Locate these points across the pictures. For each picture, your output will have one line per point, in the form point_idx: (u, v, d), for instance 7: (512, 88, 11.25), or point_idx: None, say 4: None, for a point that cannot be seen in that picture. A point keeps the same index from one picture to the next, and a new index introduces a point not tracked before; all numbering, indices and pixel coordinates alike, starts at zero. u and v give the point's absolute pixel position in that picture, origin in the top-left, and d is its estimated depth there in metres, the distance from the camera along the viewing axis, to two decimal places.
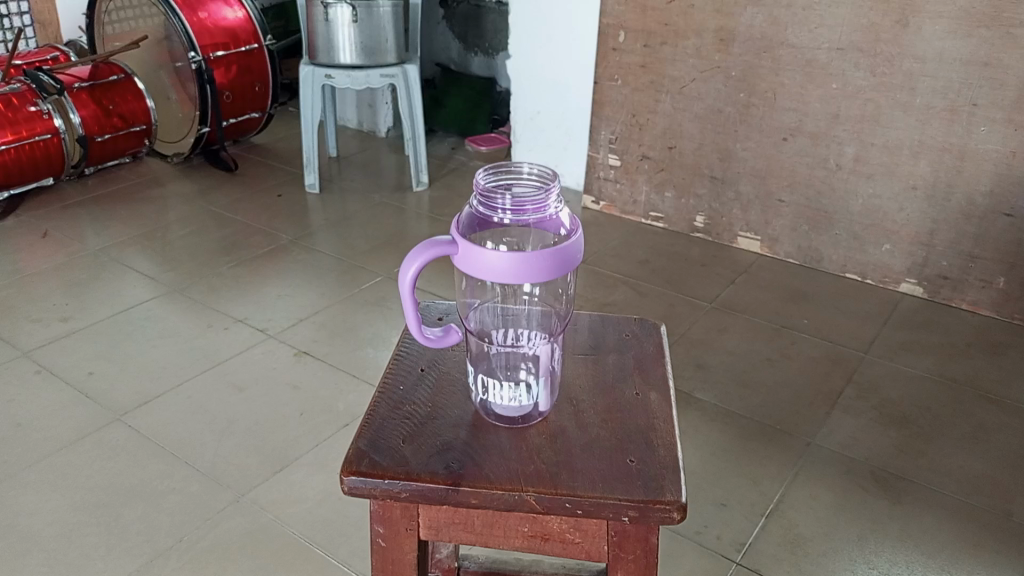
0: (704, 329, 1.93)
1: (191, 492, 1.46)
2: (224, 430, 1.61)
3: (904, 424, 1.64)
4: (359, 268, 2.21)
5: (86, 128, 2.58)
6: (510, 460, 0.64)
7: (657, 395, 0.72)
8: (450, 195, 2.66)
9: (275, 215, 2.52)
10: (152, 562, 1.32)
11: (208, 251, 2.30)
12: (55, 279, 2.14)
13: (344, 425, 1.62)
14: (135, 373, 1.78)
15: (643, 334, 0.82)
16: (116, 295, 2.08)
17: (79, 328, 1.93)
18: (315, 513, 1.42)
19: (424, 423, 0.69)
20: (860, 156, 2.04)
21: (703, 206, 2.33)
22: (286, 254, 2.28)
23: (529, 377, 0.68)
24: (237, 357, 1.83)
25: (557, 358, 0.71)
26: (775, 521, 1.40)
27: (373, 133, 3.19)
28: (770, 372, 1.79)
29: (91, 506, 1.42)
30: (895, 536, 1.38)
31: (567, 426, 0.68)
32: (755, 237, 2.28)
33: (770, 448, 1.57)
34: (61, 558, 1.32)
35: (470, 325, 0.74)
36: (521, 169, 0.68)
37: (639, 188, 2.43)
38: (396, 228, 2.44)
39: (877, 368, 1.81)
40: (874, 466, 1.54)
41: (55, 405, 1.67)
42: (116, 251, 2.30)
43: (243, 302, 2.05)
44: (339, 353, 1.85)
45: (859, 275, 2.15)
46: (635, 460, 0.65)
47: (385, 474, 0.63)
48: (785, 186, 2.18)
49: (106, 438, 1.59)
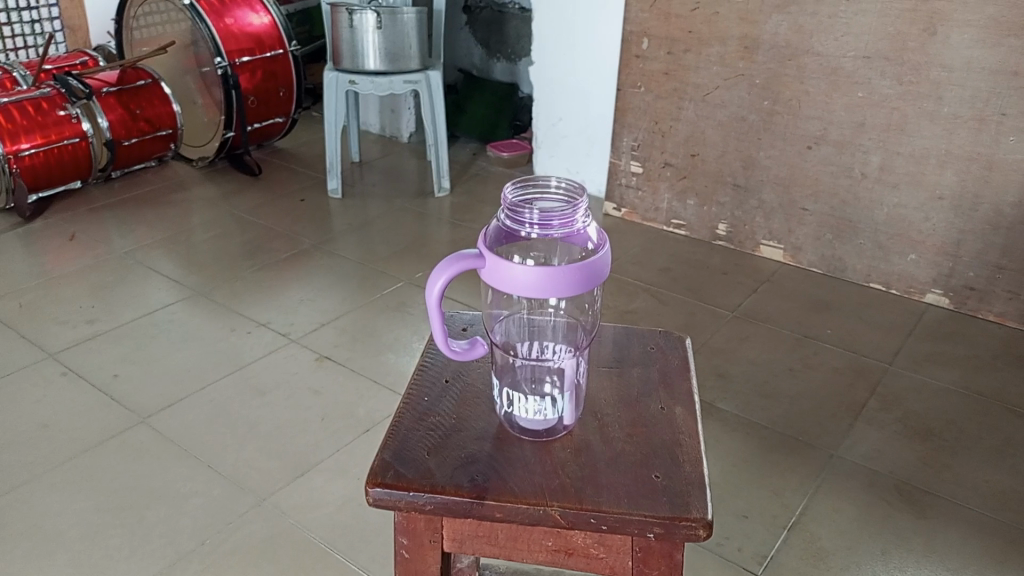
0: (725, 338, 1.92)
1: (214, 495, 1.47)
2: (246, 433, 1.62)
3: (929, 438, 1.62)
4: (380, 272, 2.22)
5: (113, 132, 2.61)
6: (535, 474, 0.64)
7: (683, 409, 0.72)
8: (471, 200, 2.67)
9: (298, 219, 2.54)
10: (174, 564, 1.33)
11: (232, 255, 2.32)
12: (82, 281, 2.17)
13: (365, 431, 1.63)
14: (159, 376, 1.79)
15: (667, 346, 0.82)
16: (141, 298, 2.10)
17: (105, 331, 1.95)
18: (335, 518, 1.42)
19: (448, 436, 0.69)
20: (886, 165, 2.02)
21: (726, 214, 2.32)
22: (309, 259, 2.30)
23: (554, 390, 0.68)
24: (259, 361, 1.84)
25: (582, 371, 0.71)
26: (797, 534, 1.39)
27: (395, 138, 3.21)
28: (792, 383, 1.77)
29: (115, 508, 1.44)
30: (920, 551, 1.37)
31: (591, 440, 0.68)
32: (778, 246, 2.27)
33: (793, 460, 1.56)
34: (85, 560, 1.33)
35: (496, 337, 0.74)
36: (549, 184, 0.68)
37: (661, 195, 2.43)
38: (418, 233, 2.44)
39: (902, 380, 1.79)
40: (898, 480, 1.52)
41: (80, 406, 1.69)
42: (142, 254, 2.33)
43: (266, 306, 2.06)
44: (361, 358, 1.86)
45: (883, 284, 2.14)
46: (660, 475, 0.64)
47: (411, 486, 0.63)
48: (809, 194, 2.16)
49: (131, 440, 1.60)
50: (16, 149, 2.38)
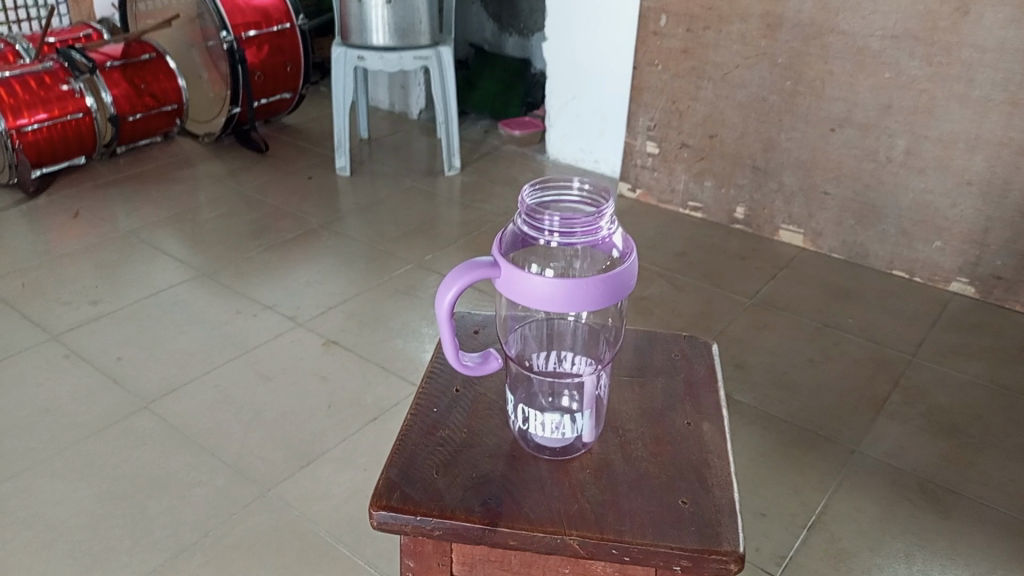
0: (743, 327, 1.87)
1: (217, 485, 1.44)
2: (251, 421, 1.58)
3: (954, 434, 1.57)
4: (389, 254, 2.17)
5: (118, 107, 2.56)
6: (551, 499, 0.60)
7: (711, 425, 0.67)
8: (482, 180, 2.61)
9: (305, 198, 2.49)
10: (176, 558, 1.30)
11: (238, 235, 2.28)
12: (86, 261, 2.13)
13: (371, 421, 1.58)
14: (163, 359, 1.76)
15: (693, 354, 0.77)
16: (146, 278, 2.06)
17: (108, 312, 1.92)
18: (342, 511, 1.39)
19: (458, 452, 0.64)
20: (912, 149, 1.95)
21: (744, 197, 2.26)
22: (316, 239, 2.25)
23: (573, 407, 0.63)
24: (265, 346, 1.80)
25: (604, 385, 0.66)
26: (816, 533, 1.35)
27: (404, 114, 3.14)
28: (811, 375, 1.72)
29: (118, 497, 1.41)
30: (944, 553, 1.32)
31: (612, 459, 0.64)
32: (797, 231, 2.21)
33: (812, 455, 1.51)
34: (87, 550, 1.31)
35: (511, 351, 0.68)
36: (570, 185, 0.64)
37: (677, 176, 2.36)
38: (427, 214, 2.39)
39: (925, 372, 1.74)
40: (921, 478, 1.47)
41: (82, 391, 1.66)
42: (147, 232, 2.29)
43: (272, 289, 2.02)
44: (368, 343, 1.81)
45: (906, 272, 2.07)
46: (687, 501, 0.60)
47: (418, 509, 0.59)
48: (831, 177, 2.10)
49: (133, 426, 1.57)
50: (18, 124, 2.34)
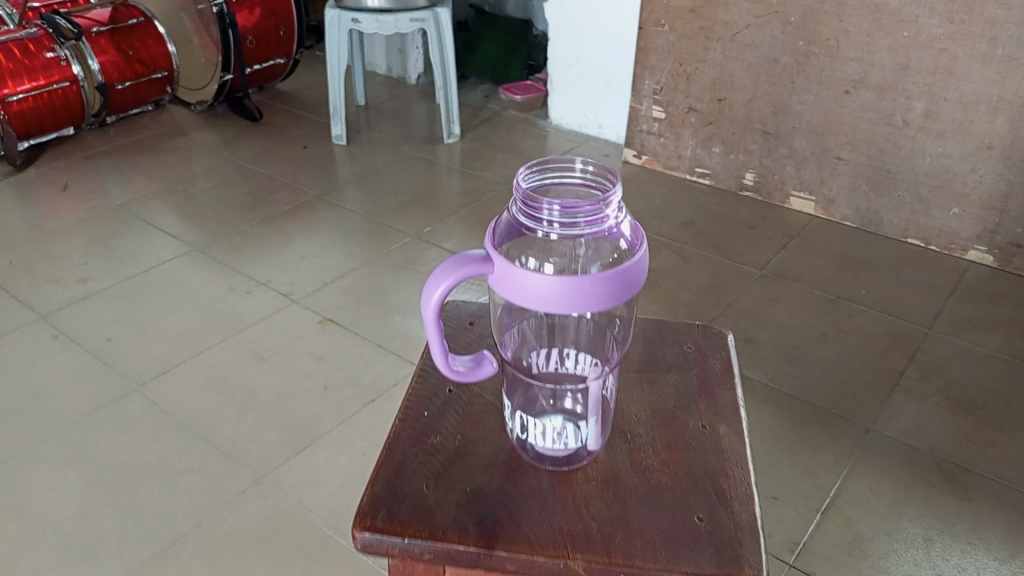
0: (753, 299, 1.80)
1: (211, 471, 1.39)
2: (245, 403, 1.53)
3: (973, 410, 1.52)
4: (387, 226, 2.11)
5: (106, 75, 2.47)
6: (553, 516, 0.54)
7: (728, 428, 0.61)
8: (482, 147, 2.53)
9: (301, 168, 2.42)
10: (168, 548, 1.26)
11: (232, 208, 2.21)
12: (76, 236, 2.07)
13: (369, 401, 1.53)
14: (154, 339, 1.70)
15: (708, 346, 0.71)
16: (137, 254, 2.00)
17: (98, 290, 1.86)
18: (339, 497, 1.34)
19: (451, 463, 0.58)
20: (931, 111, 1.87)
21: (754, 162, 2.18)
22: (311, 211, 2.18)
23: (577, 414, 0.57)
24: (260, 324, 1.75)
25: (610, 387, 0.60)
26: (831, 518, 1.30)
27: (402, 79, 3.05)
28: (824, 349, 1.66)
29: (108, 485, 1.36)
30: (964, 537, 1.27)
31: (620, 469, 0.58)
32: (809, 198, 2.13)
33: (825, 435, 1.46)
34: (76, 542, 1.26)
35: (507, 355, 0.62)
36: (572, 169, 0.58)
37: (684, 142, 2.28)
38: (426, 183, 2.32)
39: (942, 346, 1.67)
40: (939, 457, 1.42)
41: (71, 373, 1.61)
42: (138, 205, 2.22)
43: (266, 264, 1.96)
44: (366, 320, 1.75)
45: (922, 240, 2.00)
46: (703, 518, 0.54)
47: (406, 530, 0.53)
48: (845, 143, 2.01)
49: (124, 409, 1.52)
50: (2, 95, 2.26)
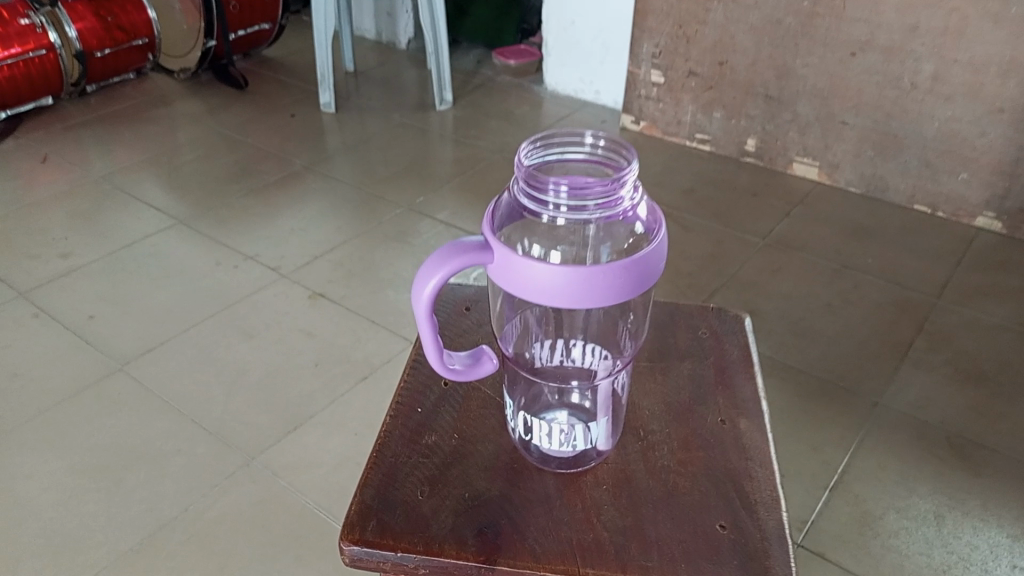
0: (756, 270, 1.75)
1: (198, 454, 1.34)
2: (233, 382, 1.48)
3: (983, 382, 1.48)
4: (378, 197, 2.04)
5: (84, 43, 2.39)
6: (560, 525, 0.50)
7: (749, 424, 0.57)
8: (475, 113, 2.46)
9: (288, 137, 2.35)
10: (155, 535, 1.21)
11: (218, 179, 2.14)
12: (56, 209, 2.00)
13: (363, 379, 1.49)
14: (139, 317, 1.65)
15: (724, 331, 0.66)
16: (121, 227, 1.94)
17: (80, 266, 1.80)
18: (332, 480, 1.30)
19: (447, 466, 0.54)
20: (940, 73, 1.80)
21: (756, 127, 2.12)
22: (300, 182, 2.12)
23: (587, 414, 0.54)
24: (247, 300, 1.69)
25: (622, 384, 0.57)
26: (839, 495, 1.27)
27: (392, 44, 2.97)
28: (829, 320, 1.62)
29: (91, 470, 1.31)
30: (977, 514, 1.24)
31: (633, 470, 0.54)
32: (812, 163, 2.07)
33: (833, 410, 1.42)
34: (59, 529, 1.22)
35: (508, 350, 0.57)
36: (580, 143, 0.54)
37: (684, 107, 2.21)
38: (418, 152, 2.25)
39: (951, 316, 1.63)
40: (949, 431, 1.38)
41: (52, 353, 1.55)
42: (120, 177, 2.15)
43: (254, 237, 1.90)
44: (358, 295, 1.70)
45: (928, 206, 1.95)
46: (726, 526, 0.50)
47: (398, 544, 0.49)
48: (850, 107, 1.95)
49: (108, 390, 1.47)
50: None
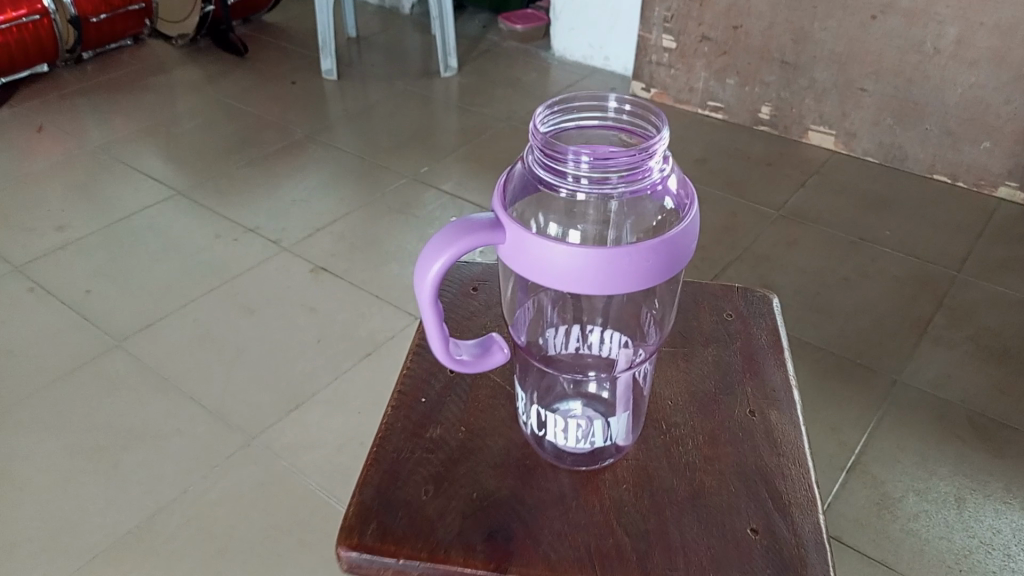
0: (772, 242, 1.70)
1: (198, 433, 1.31)
2: (234, 360, 1.44)
3: (1006, 359, 1.43)
4: (381, 167, 1.99)
5: (79, 9, 2.33)
6: (577, 529, 0.50)
7: (779, 416, 0.57)
8: (481, 80, 2.39)
9: (289, 105, 2.29)
10: (155, 517, 1.18)
11: (218, 149, 2.09)
12: (53, 181, 1.95)
13: (366, 355, 1.45)
14: (137, 291, 1.61)
15: (752, 315, 0.67)
16: (118, 199, 1.89)
17: (76, 239, 1.75)
18: (334, 461, 1.26)
19: (453, 463, 0.54)
20: (965, 38, 1.73)
21: (771, 95, 2.05)
22: (301, 151, 2.06)
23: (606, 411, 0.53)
24: (247, 274, 1.65)
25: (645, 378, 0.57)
26: (857, 477, 1.23)
27: (395, 9, 2.89)
28: (847, 295, 1.57)
29: (89, 450, 1.28)
30: (1000, 496, 1.20)
31: (656, 468, 0.53)
32: (828, 132, 2.01)
33: (851, 388, 1.37)
34: (56, 511, 1.19)
35: (521, 339, 0.57)
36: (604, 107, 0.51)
37: (696, 73, 2.15)
38: (423, 121, 2.19)
39: (972, 290, 1.58)
40: (971, 410, 1.34)
41: (49, 329, 1.51)
42: (118, 147, 2.10)
43: (255, 208, 1.85)
44: (360, 269, 1.65)
45: (949, 176, 1.89)
46: (758, 530, 0.49)
47: (399, 550, 0.49)
48: (870, 73, 1.88)
49: (105, 367, 1.43)
50: None
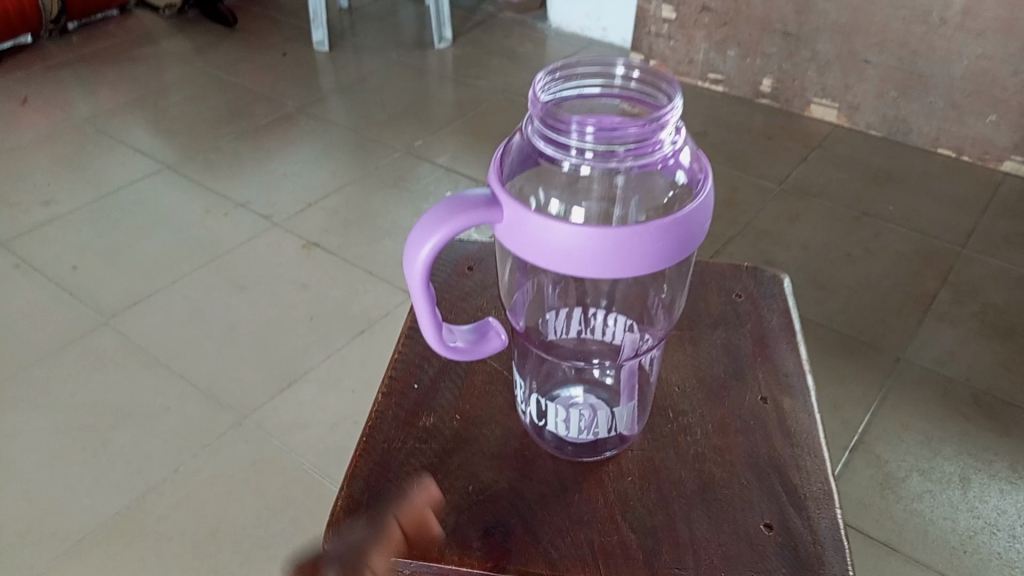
0: (773, 217, 1.67)
1: (188, 412, 1.28)
2: (225, 337, 1.41)
3: (1011, 337, 1.41)
4: (375, 140, 1.95)
5: None
6: (580, 525, 0.49)
7: (790, 404, 0.57)
8: (477, 52, 2.34)
9: (281, 77, 2.24)
10: (144, 498, 1.16)
11: (207, 122, 2.04)
12: (38, 154, 1.91)
13: (360, 333, 1.42)
14: (125, 268, 1.57)
15: (762, 297, 0.66)
16: (105, 173, 1.85)
17: (63, 214, 1.71)
18: (328, 441, 1.24)
19: (449, 453, 0.54)
20: (972, 8, 1.69)
21: (772, 67, 2.01)
22: (293, 124, 2.02)
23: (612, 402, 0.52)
24: (238, 250, 1.61)
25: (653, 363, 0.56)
26: (860, 456, 1.21)
27: None
28: (849, 271, 1.54)
29: (76, 430, 1.25)
30: (1004, 476, 1.18)
31: (664, 460, 0.53)
32: (831, 105, 1.98)
33: (854, 366, 1.35)
34: (43, 493, 1.16)
35: (520, 325, 0.55)
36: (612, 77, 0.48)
37: (697, 45, 2.10)
38: (417, 93, 2.14)
39: (977, 266, 1.55)
40: (975, 388, 1.32)
41: (35, 306, 1.48)
42: (105, 120, 2.05)
43: (246, 183, 1.81)
44: (354, 245, 1.62)
45: (953, 150, 1.86)
46: (771, 526, 0.49)
47: (392, 546, 0.49)
48: (874, 44, 1.84)
49: (92, 345, 1.40)
50: None
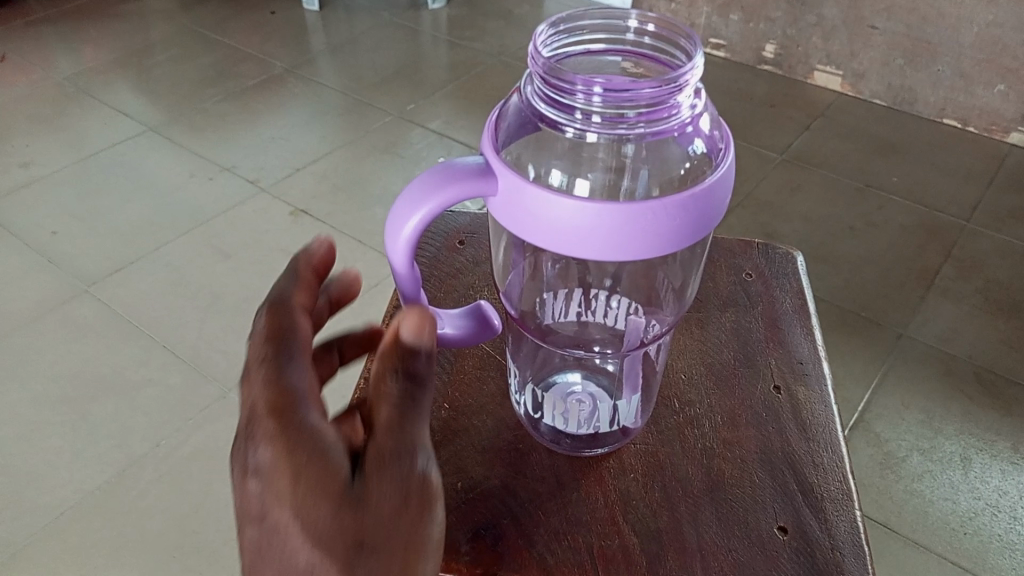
0: (775, 187, 1.63)
1: (171, 384, 1.24)
2: (210, 306, 1.37)
3: (1015, 313, 1.38)
4: (366, 104, 1.89)
5: None
6: (578, 528, 0.46)
7: (804, 393, 0.54)
8: (472, 12, 2.27)
9: (269, 36, 2.17)
10: (125, 472, 1.12)
11: (193, 82, 1.98)
12: (16, 114, 1.85)
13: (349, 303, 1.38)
14: (107, 233, 1.52)
15: (774, 275, 0.63)
16: (86, 134, 1.79)
17: (42, 177, 1.66)
18: None
19: (437, 446, 0.51)
20: None
21: (776, 32, 1.96)
22: (281, 85, 1.96)
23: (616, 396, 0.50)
24: (223, 216, 1.56)
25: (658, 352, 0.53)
26: (860, 435, 1.18)
27: None
28: (851, 244, 1.50)
29: (54, 402, 1.21)
30: (1006, 457, 1.15)
31: (669, 455, 0.50)
32: (835, 73, 1.93)
33: (854, 342, 1.32)
34: (19, 466, 1.13)
35: (514, 310, 0.50)
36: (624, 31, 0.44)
37: (698, 8, 2.05)
38: (410, 55, 2.08)
39: (982, 240, 1.52)
40: (978, 366, 1.29)
41: (13, 272, 1.43)
42: (86, 79, 1.98)
43: (233, 146, 1.75)
44: (343, 212, 1.57)
45: (959, 121, 1.81)
46: (785, 529, 0.46)
47: None
48: (881, 9, 1.78)
49: (72, 313, 1.36)
50: None
